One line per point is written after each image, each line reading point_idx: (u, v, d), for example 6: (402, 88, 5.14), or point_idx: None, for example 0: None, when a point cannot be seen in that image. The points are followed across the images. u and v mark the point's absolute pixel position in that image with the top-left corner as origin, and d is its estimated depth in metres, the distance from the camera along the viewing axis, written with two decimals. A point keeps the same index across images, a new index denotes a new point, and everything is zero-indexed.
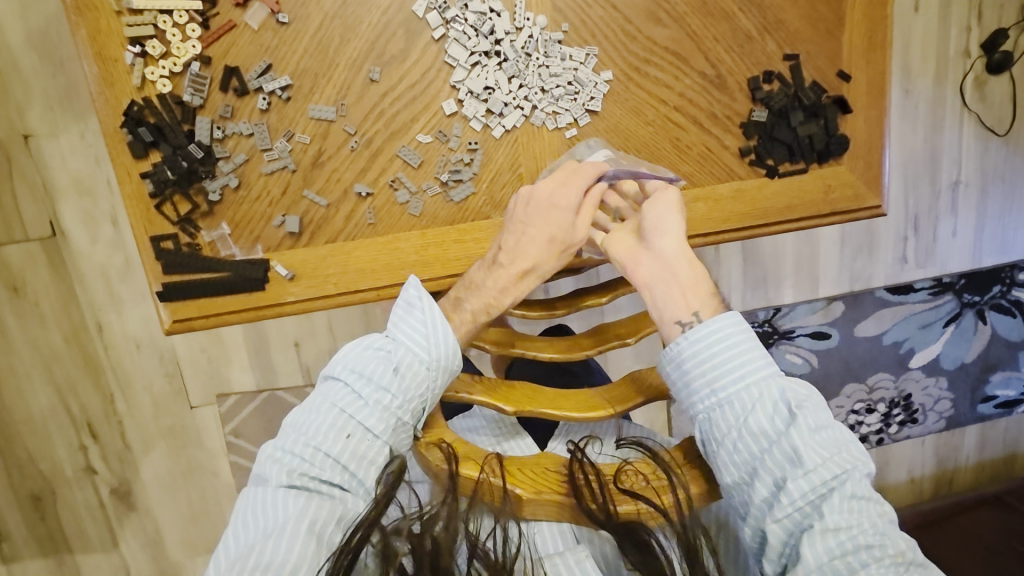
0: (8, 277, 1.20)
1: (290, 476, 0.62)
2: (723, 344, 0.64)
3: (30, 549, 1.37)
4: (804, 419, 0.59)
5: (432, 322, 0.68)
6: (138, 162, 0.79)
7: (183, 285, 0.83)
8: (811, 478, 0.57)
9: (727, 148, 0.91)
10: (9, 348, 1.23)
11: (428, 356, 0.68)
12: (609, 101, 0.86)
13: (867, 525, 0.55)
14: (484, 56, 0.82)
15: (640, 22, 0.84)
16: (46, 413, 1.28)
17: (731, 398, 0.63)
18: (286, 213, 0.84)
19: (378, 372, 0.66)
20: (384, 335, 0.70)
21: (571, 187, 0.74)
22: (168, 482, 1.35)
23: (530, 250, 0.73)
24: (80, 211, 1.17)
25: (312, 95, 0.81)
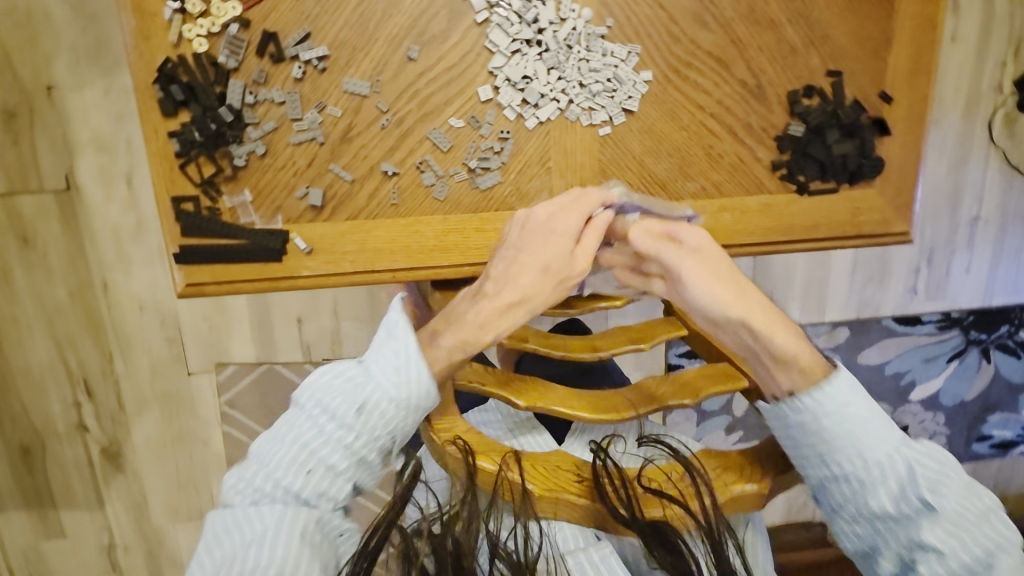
0: (18, 225, 1.19)
1: (254, 505, 0.63)
2: (837, 423, 0.62)
3: (15, 501, 1.36)
4: (936, 505, 0.60)
5: (407, 362, 0.64)
6: (166, 121, 0.78)
7: (199, 250, 0.82)
8: (939, 557, 0.59)
9: (759, 160, 0.90)
10: (13, 298, 1.22)
11: (397, 397, 0.64)
12: (646, 101, 0.85)
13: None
14: (525, 44, 0.81)
15: (686, 25, 0.83)
16: (43, 366, 1.27)
17: (850, 477, 0.62)
18: (310, 185, 0.83)
19: (343, 410, 0.64)
20: (356, 364, 0.66)
21: (570, 213, 0.71)
22: (159, 447, 1.35)
23: (520, 279, 0.68)
24: (97, 167, 1.16)
25: (348, 68, 0.80)
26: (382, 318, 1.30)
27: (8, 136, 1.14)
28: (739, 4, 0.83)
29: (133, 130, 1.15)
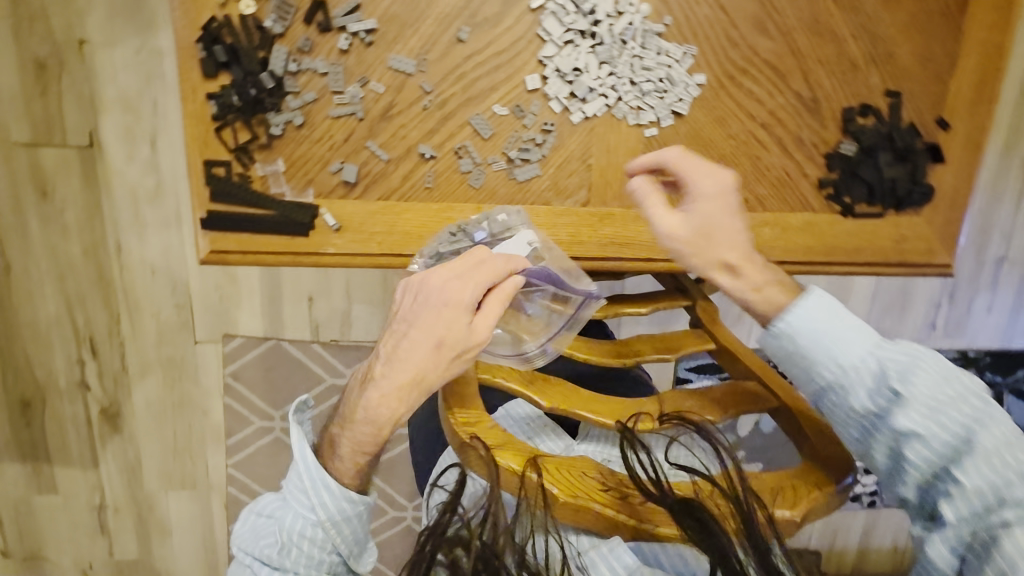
0: (37, 177, 1.17)
1: None
2: (812, 329, 0.66)
3: (10, 453, 1.34)
4: (915, 397, 0.61)
5: (316, 483, 0.60)
6: (205, 81, 0.76)
7: (226, 217, 0.80)
8: (934, 447, 0.61)
9: (806, 177, 0.87)
10: (26, 250, 1.21)
11: (316, 518, 0.59)
12: (697, 105, 0.82)
13: (1008, 472, 0.58)
14: (579, 35, 0.78)
15: (746, 30, 0.80)
16: (50, 321, 1.25)
17: (828, 384, 0.66)
18: (345, 160, 0.80)
19: (268, 552, 0.59)
20: (276, 498, 0.63)
21: (466, 279, 0.58)
22: (159, 413, 1.33)
23: (411, 360, 0.57)
24: (123, 125, 1.15)
25: (395, 44, 0.77)
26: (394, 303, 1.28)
27: (36, 86, 1.12)
28: (802, 14, 0.80)
29: (163, 91, 1.13)
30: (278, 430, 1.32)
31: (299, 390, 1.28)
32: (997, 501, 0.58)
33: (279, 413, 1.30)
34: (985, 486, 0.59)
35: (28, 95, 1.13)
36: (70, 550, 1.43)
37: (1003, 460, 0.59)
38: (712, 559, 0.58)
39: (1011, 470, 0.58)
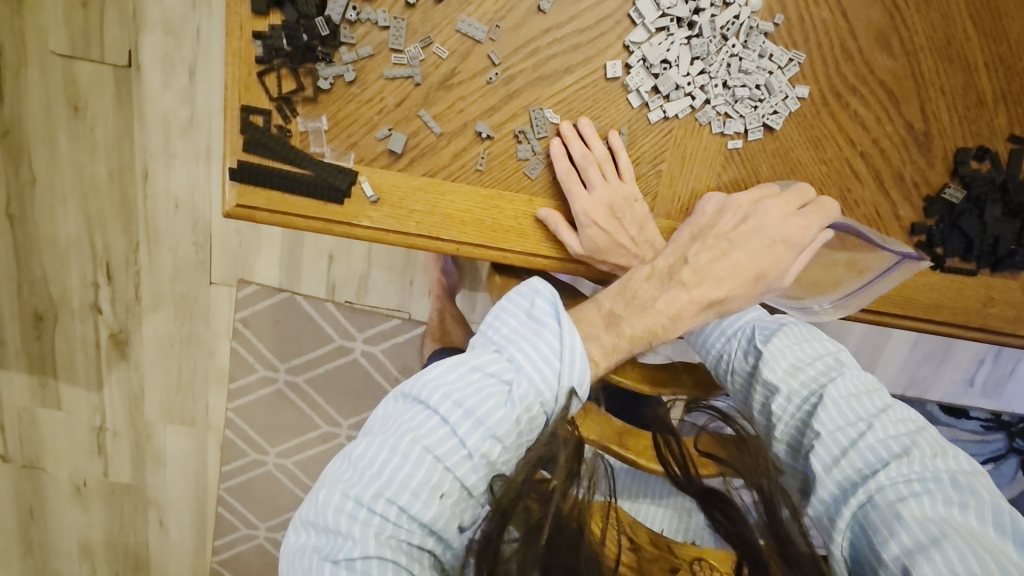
0: (72, 90, 1.11)
1: (372, 500, 0.50)
2: None
3: (19, 363, 1.32)
4: (772, 349, 0.64)
5: (560, 358, 0.55)
6: (255, 19, 0.68)
7: (255, 170, 0.73)
8: (793, 400, 0.62)
9: (898, 220, 0.77)
10: (54, 163, 1.16)
11: (547, 394, 0.54)
12: (792, 121, 0.73)
13: (860, 424, 0.57)
14: (675, 23, 0.69)
15: (865, 43, 0.71)
16: (70, 238, 1.21)
17: (718, 350, 0.70)
18: (393, 128, 0.73)
19: (495, 415, 0.53)
20: (501, 356, 0.56)
21: (799, 220, 0.71)
22: (167, 348, 1.29)
23: (725, 276, 0.68)
24: (162, 49, 1.08)
25: (467, 5, 0.69)
26: (414, 276, 1.22)
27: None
28: (933, 33, 0.71)
29: (208, 18, 1.07)
30: (281, 381, 1.28)
31: (307, 347, 1.24)
32: (868, 463, 0.55)
33: (285, 365, 1.26)
34: (841, 439, 0.57)
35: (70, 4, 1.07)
36: (67, 464, 1.41)
37: (857, 413, 0.58)
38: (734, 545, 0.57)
39: (862, 422, 0.57)
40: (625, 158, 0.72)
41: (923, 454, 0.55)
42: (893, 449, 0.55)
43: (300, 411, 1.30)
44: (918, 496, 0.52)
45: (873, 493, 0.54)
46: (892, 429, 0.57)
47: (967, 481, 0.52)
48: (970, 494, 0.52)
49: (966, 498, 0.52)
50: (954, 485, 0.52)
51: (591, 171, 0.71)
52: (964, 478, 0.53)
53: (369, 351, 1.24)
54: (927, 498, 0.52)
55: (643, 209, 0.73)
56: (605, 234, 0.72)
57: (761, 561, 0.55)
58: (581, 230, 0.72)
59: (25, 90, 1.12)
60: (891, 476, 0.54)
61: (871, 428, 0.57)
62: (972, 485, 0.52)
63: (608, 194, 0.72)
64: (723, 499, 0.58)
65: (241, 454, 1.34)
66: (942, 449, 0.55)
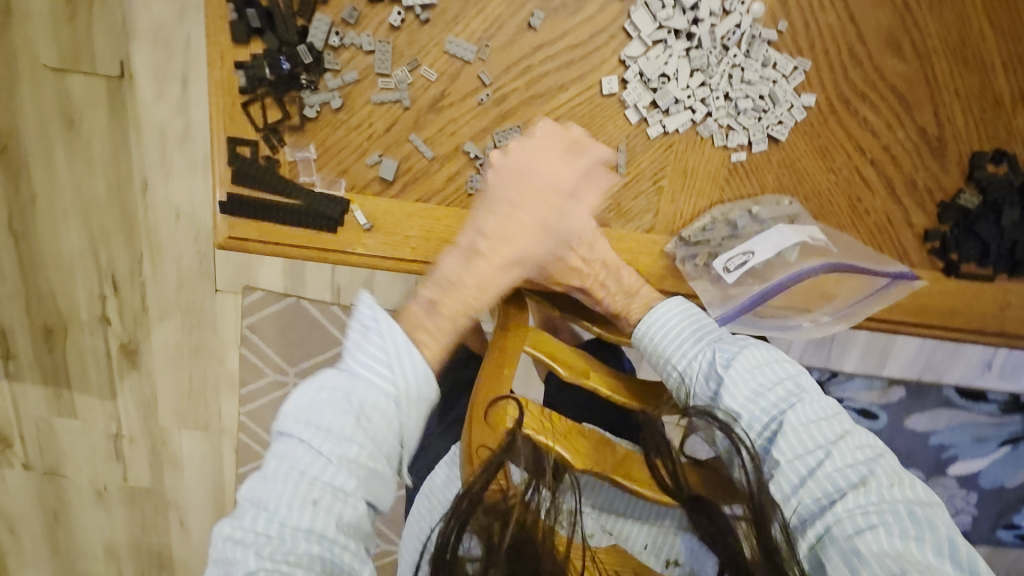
0: (65, 105, 1.05)
1: (245, 533, 0.40)
2: (657, 321, 0.62)
3: (33, 374, 1.26)
4: (732, 375, 0.54)
5: (401, 346, 0.46)
6: (236, 48, 0.66)
7: (244, 201, 0.71)
8: (754, 428, 0.53)
9: (911, 227, 0.74)
10: (52, 180, 1.10)
11: (395, 390, 0.45)
12: (798, 131, 0.70)
13: (818, 450, 0.50)
14: (672, 35, 0.66)
15: (874, 48, 0.67)
16: (74, 255, 1.15)
17: (674, 374, 0.59)
18: (384, 153, 0.70)
19: (338, 425, 0.43)
20: (339, 369, 0.46)
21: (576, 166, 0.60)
22: (177, 358, 1.22)
23: (520, 237, 0.58)
24: (153, 61, 1.02)
25: (454, 24, 0.66)
26: None
27: (65, 10, 1.00)
28: (946, 34, 0.67)
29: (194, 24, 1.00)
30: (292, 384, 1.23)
31: (315, 350, 1.20)
32: (827, 493, 0.48)
33: (295, 369, 1.21)
34: (800, 467, 0.50)
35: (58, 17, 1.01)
36: (87, 470, 1.35)
37: (814, 439, 0.50)
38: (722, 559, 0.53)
39: (820, 449, 0.49)
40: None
41: (881, 483, 0.47)
42: (851, 478, 0.48)
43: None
44: (875, 528, 0.45)
45: (831, 526, 0.47)
46: (850, 456, 0.49)
47: (924, 513, 0.45)
48: (927, 529, 0.45)
49: (923, 533, 0.45)
50: (913, 518, 0.45)
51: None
52: (921, 510, 0.46)
53: None
54: (884, 531, 0.45)
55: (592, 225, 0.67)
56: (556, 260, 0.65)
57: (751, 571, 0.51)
58: None
59: (18, 108, 1.05)
60: (848, 507, 0.46)
61: (829, 454, 0.49)
62: (929, 517, 0.45)
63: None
64: (711, 505, 0.52)
65: (256, 457, 1.30)
66: (899, 477, 0.48)
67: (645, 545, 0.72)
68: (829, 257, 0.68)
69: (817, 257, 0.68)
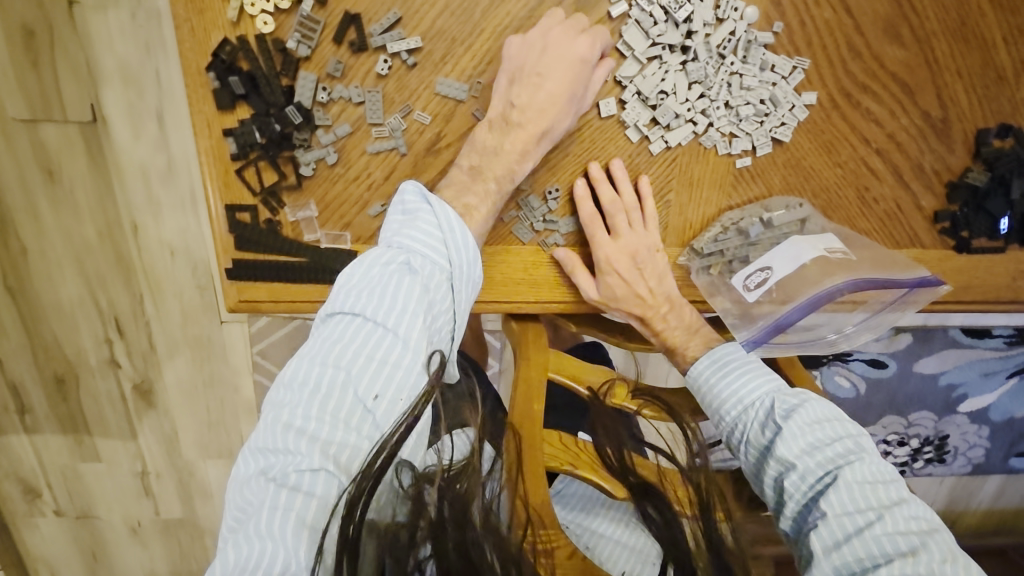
0: (41, 154, 0.96)
1: (319, 412, 0.50)
2: (714, 371, 0.69)
3: (49, 425, 1.18)
4: (792, 428, 0.61)
5: (449, 228, 0.58)
6: (222, 114, 0.64)
7: (252, 265, 0.70)
8: (807, 479, 0.59)
9: (920, 210, 0.74)
10: (38, 230, 1.01)
11: (445, 264, 0.58)
12: (802, 130, 0.69)
13: (869, 513, 0.55)
14: (667, 50, 0.64)
15: (873, 38, 0.65)
16: (73, 301, 1.07)
17: (732, 423, 0.67)
18: (386, 203, 0.69)
19: (405, 293, 0.54)
20: (390, 248, 0.57)
21: (583, 41, 0.61)
22: (192, 392, 1.17)
23: (548, 107, 0.62)
24: (124, 99, 0.93)
25: (443, 65, 0.64)
26: None
27: (25, 56, 0.89)
28: (945, 16, 0.65)
29: (166, 61, 0.92)
30: None
31: None
32: (871, 555, 0.53)
33: None
34: (847, 524, 0.55)
35: (20, 68, 0.90)
36: (118, 509, 1.29)
37: (867, 501, 0.56)
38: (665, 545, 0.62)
39: (872, 511, 0.55)
40: (652, 206, 0.70)
41: (933, 557, 0.52)
42: (900, 546, 0.53)
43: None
44: None
45: None
46: (903, 524, 0.55)
47: None
48: None
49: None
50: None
51: (612, 210, 0.69)
52: None
53: None
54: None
55: (664, 260, 0.72)
56: (624, 284, 0.71)
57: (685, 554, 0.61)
58: (600, 278, 0.71)
59: None
60: (893, 572, 0.52)
61: (881, 518, 0.55)
62: None
63: (633, 243, 0.70)
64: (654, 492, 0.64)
65: None
66: (954, 556, 0.53)
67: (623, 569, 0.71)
68: (850, 270, 0.68)
69: (839, 271, 0.68)
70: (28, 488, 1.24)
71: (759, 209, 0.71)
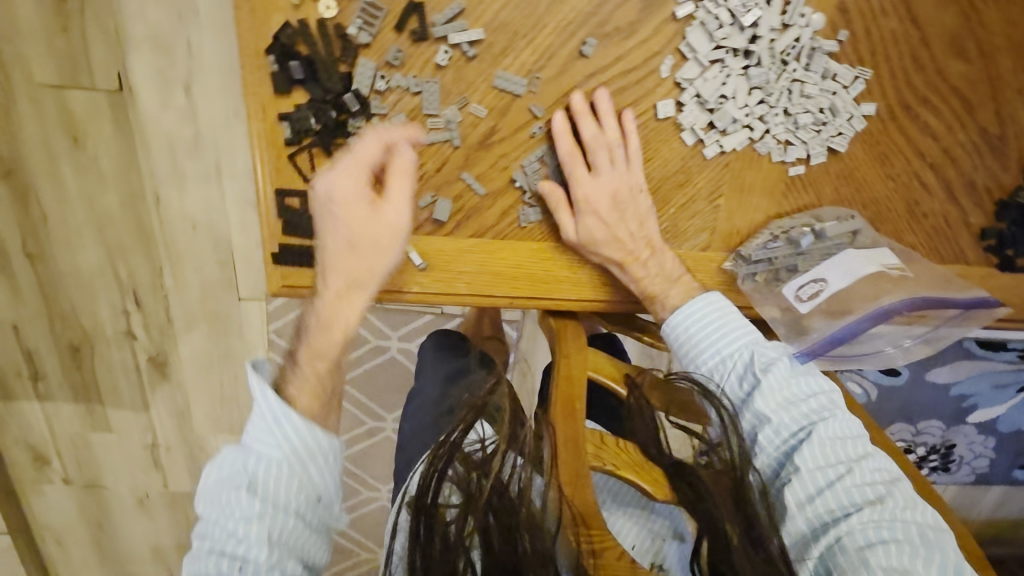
0: (68, 120, 0.95)
1: None
2: (700, 322, 0.69)
3: (63, 392, 1.18)
4: (769, 382, 0.66)
5: (277, 419, 0.59)
6: (277, 98, 0.63)
7: (299, 251, 0.69)
8: (782, 432, 0.65)
9: (968, 226, 0.73)
10: (61, 198, 1.01)
11: (280, 456, 0.58)
12: (859, 140, 0.68)
13: (840, 466, 0.61)
14: (731, 53, 0.63)
15: (938, 51, 0.65)
16: (92, 271, 1.07)
17: (709, 370, 0.70)
18: (436, 194, 0.69)
19: (242, 494, 0.55)
20: (235, 452, 0.59)
21: (344, 181, 0.62)
22: (207, 365, 1.17)
23: (358, 262, 0.64)
24: (154, 69, 0.93)
25: (503, 58, 0.63)
26: None
27: (55, 21, 0.88)
28: (1012, 33, 0.65)
29: (198, 31, 0.91)
30: None
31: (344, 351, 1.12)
32: (842, 505, 0.60)
33: None
34: (819, 478, 0.61)
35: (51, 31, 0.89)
36: (126, 479, 1.30)
37: (837, 456, 0.62)
38: (701, 526, 0.60)
39: (842, 465, 0.61)
40: (636, 142, 0.66)
41: (896, 504, 0.59)
42: (867, 496, 0.59)
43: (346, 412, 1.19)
44: (885, 543, 0.56)
45: (841, 535, 0.59)
46: (869, 476, 0.61)
47: (935, 538, 0.56)
48: (937, 551, 0.56)
49: (932, 553, 0.55)
50: (922, 539, 0.56)
51: (597, 149, 0.65)
52: (933, 536, 0.57)
53: (405, 349, 1.14)
54: (895, 547, 0.56)
55: (647, 201, 0.69)
56: (604, 228, 0.67)
57: (722, 533, 0.60)
58: (580, 220, 0.67)
59: (18, 126, 0.95)
60: (861, 521, 0.58)
61: (850, 471, 0.61)
62: (939, 543, 0.56)
63: (613, 181, 0.66)
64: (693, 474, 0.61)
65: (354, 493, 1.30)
66: (914, 501, 0.59)
67: (633, 544, 0.76)
68: (907, 287, 0.69)
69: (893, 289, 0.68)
70: (38, 453, 1.25)
71: (811, 217, 0.71)
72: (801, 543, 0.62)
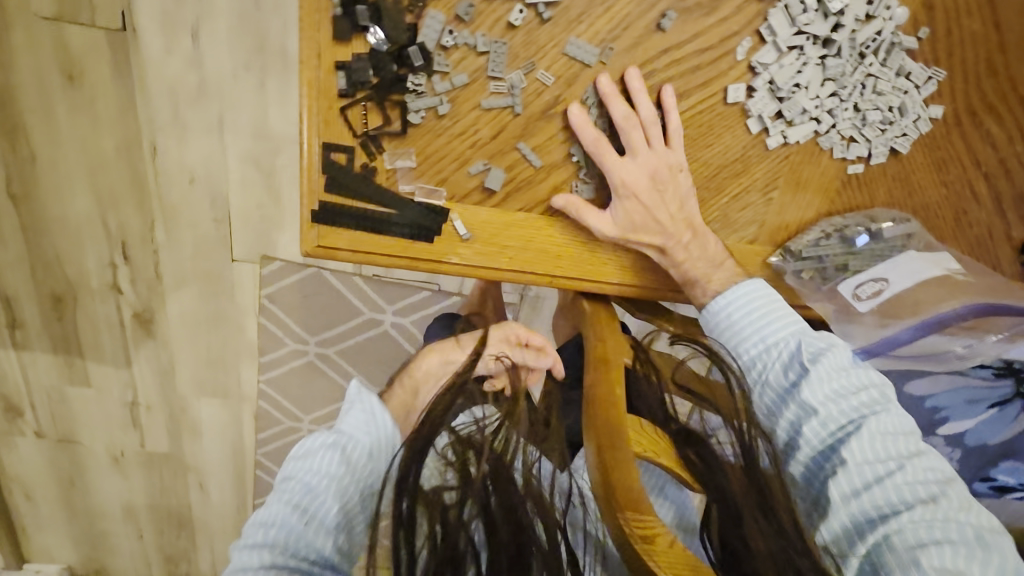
0: (64, 57, 0.92)
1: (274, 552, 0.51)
2: (742, 310, 0.66)
3: (41, 342, 1.12)
4: (818, 371, 0.62)
5: (374, 410, 0.61)
6: (336, 45, 0.59)
7: (340, 210, 0.65)
8: (830, 424, 0.61)
9: (1011, 240, 0.73)
10: (53, 134, 0.96)
11: (371, 441, 0.59)
12: (921, 143, 0.67)
13: (891, 462, 0.57)
14: (810, 40, 0.61)
15: (1012, 57, 0.64)
16: (79, 219, 1.02)
17: (753, 360, 0.67)
18: (489, 162, 0.66)
19: (331, 460, 0.56)
20: (327, 428, 0.60)
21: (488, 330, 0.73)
22: (194, 325, 1.11)
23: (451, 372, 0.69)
24: (159, 9, 0.91)
25: (577, 24, 0.61)
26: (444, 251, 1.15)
27: None
28: None
29: None
30: (313, 354, 1.13)
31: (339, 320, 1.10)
32: (891, 503, 0.56)
33: (317, 338, 1.12)
34: (868, 472, 0.58)
35: None
36: (102, 437, 1.22)
37: (888, 452, 0.58)
38: (709, 495, 0.57)
39: (893, 461, 0.57)
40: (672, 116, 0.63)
41: (951, 505, 0.55)
42: (920, 494, 0.55)
43: (333, 383, 1.16)
44: (940, 543, 0.52)
45: (891, 533, 0.55)
46: (923, 475, 0.57)
47: (991, 539, 0.52)
48: (994, 552, 0.51)
49: (990, 555, 0.51)
50: (979, 541, 0.52)
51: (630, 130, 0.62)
52: (990, 536, 0.53)
53: (399, 325, 1.10)
54: (949, 548, 0.51)
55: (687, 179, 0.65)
56: (643, 209, 0.64)
57: (732, 506, 0.55)
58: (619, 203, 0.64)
59: (13, 58, 0.91)
60: (912, 518, 0.54)
61: (901, 468, 0.57)
62: (996, 544, 0.52)
63: (651, 160, 0.63)
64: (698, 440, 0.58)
65: None
66: (969, 503, 0.55)
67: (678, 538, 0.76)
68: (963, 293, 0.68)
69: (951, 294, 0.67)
70: (10, 405, 1.18)
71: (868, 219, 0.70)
72: (844, 540, 0.58)
